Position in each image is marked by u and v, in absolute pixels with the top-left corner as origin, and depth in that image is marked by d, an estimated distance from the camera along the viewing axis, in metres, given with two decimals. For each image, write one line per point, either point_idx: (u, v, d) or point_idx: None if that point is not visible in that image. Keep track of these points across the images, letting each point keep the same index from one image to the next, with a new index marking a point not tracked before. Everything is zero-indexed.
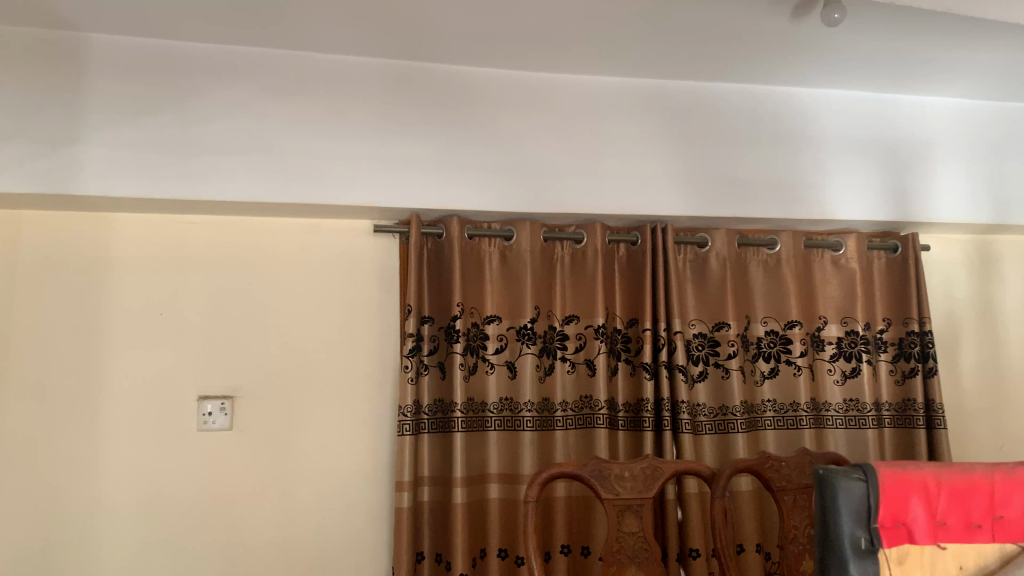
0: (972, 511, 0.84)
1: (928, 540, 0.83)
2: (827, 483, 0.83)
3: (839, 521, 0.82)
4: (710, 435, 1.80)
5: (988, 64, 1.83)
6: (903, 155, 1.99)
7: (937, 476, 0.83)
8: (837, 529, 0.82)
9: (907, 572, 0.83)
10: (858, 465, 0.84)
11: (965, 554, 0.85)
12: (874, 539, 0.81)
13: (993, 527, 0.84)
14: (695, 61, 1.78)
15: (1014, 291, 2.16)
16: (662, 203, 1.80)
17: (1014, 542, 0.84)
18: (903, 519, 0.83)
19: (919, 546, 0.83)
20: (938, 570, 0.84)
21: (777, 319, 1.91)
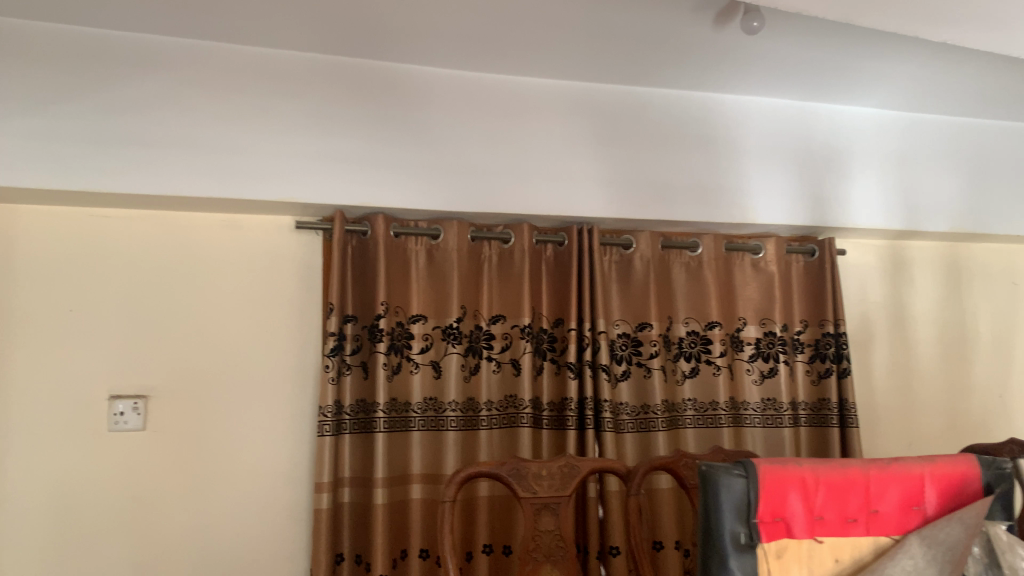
0: (847, 505, 0.84)
1: (805, 535, 0.83)
2: (709, 480, 0.83)
3: (720, 518, 0.82)
4: (632, 433, 1.82)
5: (901, 76, 1.90)
6: (821, 162, 2.05)
7: (814, 471, 0.84)
8: (717, 527, 0.81)
9: (786, 567, 0.81)
10: (739, 462, 0.84)
11: (841, 548, 0.83)
12: (754, 534, 0.81)
13: (867, 521, 0.84)
14: (622, 66, 1.80)
15: (923, 294, 2.25)
16: (589, 204, 1.82)
17: (888, 536, 0.84)
18: (782, 513, 0.82)
19: (797, 540, 0.82)
20: (815, 565, 0.82)
21: (698, 320, 1.95)
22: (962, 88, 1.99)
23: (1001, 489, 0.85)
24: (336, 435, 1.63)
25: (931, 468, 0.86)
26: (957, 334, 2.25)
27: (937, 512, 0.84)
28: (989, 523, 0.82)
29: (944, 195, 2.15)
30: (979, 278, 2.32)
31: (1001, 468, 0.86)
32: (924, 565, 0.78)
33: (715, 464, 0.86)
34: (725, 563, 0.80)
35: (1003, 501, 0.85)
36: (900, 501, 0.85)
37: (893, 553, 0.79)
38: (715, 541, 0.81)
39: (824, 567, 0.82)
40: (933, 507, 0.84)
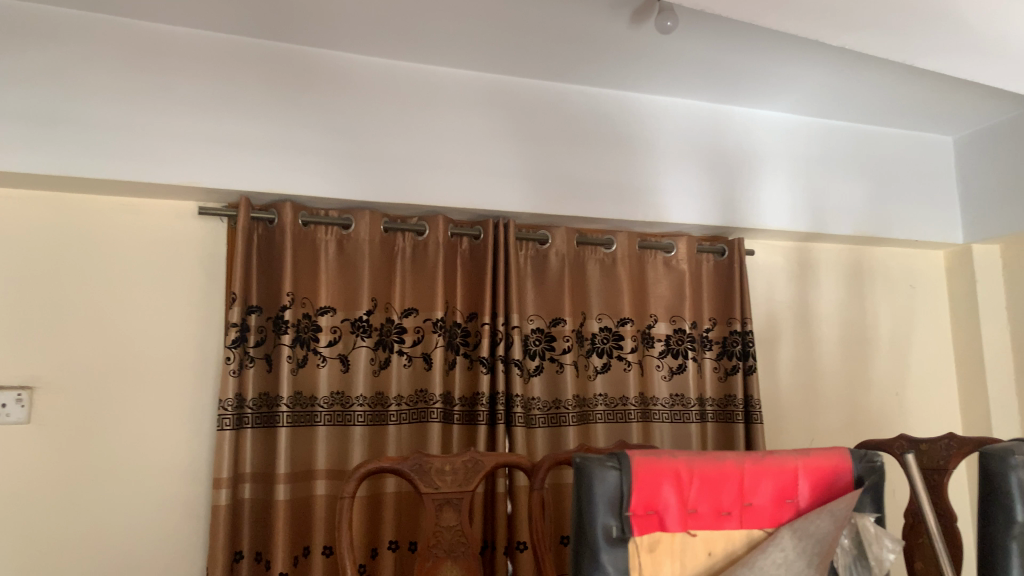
0: (722, 498, 0.80)
1: (679, 528, 0.79)
2: (581, 475, 0.77)
3: (593, 513, 0.76)
4: (542, 428, 1.82)
5: (810, 83, 1.96)
6: (733, 164, 2.09)
7: (688, 463, 0.80)
8: (591, 522, 0.75)
9: (658, 561, 0.77)
10: (614, 454, 0.78)
11: (714, 541, 0.79)
12: (625, 527, 0.76)
13: (741, 514, 0.80)
14: (540, 60, 1.80)
15: (827, 295, 2.33)
16: (504, 198, 1.81)
17: (761, 529, 0.81)
18: (655, 506, 0.78)
19: (671, 533, 0.78)
20: (689, 558, 0.78)
21: (611, 316, 1.96)
22: (867, 96, 2.07)
23: (874, 483, 0.82)
24: (237, 429, 1.57)
25: (805, 460, 0.82)
26: (858, 333, 2.34)
27: (810, 505, 0.81)
28: (857, 514, 0.80)
29: (849, 199, 2.23)
30: (880, 281, 2.41)
31: (873, 461, 0.83)
32: (794, 558, 0.75)
33: (591, 456, 0.80)
34: (596, 559, 0.75)
35: (873, 493, 0.82)
36: (773, 494, 0.81)
37: (764, 546, 0.76)
38: (585, 535, 0.76)
39: (697, 561, 0.78)
40: (806, 500, 0.81)
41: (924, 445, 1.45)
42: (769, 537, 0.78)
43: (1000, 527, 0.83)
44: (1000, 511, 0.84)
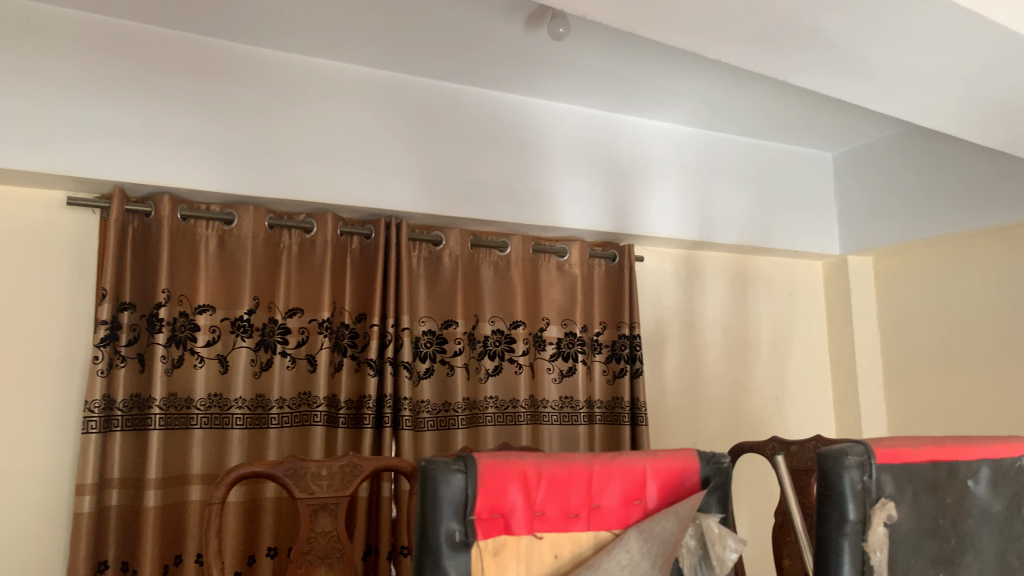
0: (570, 499, 0.73)
1: (524, 531, 0.71)
2: (424, 479, 0.67)
3: (436, 521, 0.66)
4: (431, 431, 1.79)
5: (698, 95, 2.02)
6: (626, 172, 2.14)
7: (537, 464, 0.72)
8: (434, 531, 0.66)
9: (503, 568, 0.69)
10: (460, 455, 0.69)
11: (561, 543, 0.73)
12: (469, 531, 0.68)
13: (588, 516, 0.74)
14: (435, 59, 1.78)
15: (713, 301, 2.40)
16: (396, 198, 1.79)
17: (608, 530, 0.74)
18: (500, 508, 0.70)
19: (516, 536, 0.71)
20: (534, 562, 0.71)
21: (503, 319, 1.95)
22: (753, 110, 2.14)
23: (720, 485, 0.79)
24: (104, 432, 1.48)
25: (654, 461, 0.77)
26: (741, 339, 2.42)
27: (657, 506, 0.76)
28: (701, 514, 0.77)
29: (734, 211, 2.31)
30: (762, 288, 2.51)
31: (720, 462, 0.79)
32: (639, 560, 0.71)
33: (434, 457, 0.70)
34: (437, 565, 0.66)
35: (718, 493, 0.79)
36: (622, 495, 0.75)
37: (610, 546, 0.71)
38: (426, 541, 0.66)
39: (542, 566, 0.71)
40: (653, 501, 0.76)
41: (794, 447, 1.51)
42: (616, 540, 0.72)
43: (833, 528, 0.67)
44: (831, 511, 0.67)
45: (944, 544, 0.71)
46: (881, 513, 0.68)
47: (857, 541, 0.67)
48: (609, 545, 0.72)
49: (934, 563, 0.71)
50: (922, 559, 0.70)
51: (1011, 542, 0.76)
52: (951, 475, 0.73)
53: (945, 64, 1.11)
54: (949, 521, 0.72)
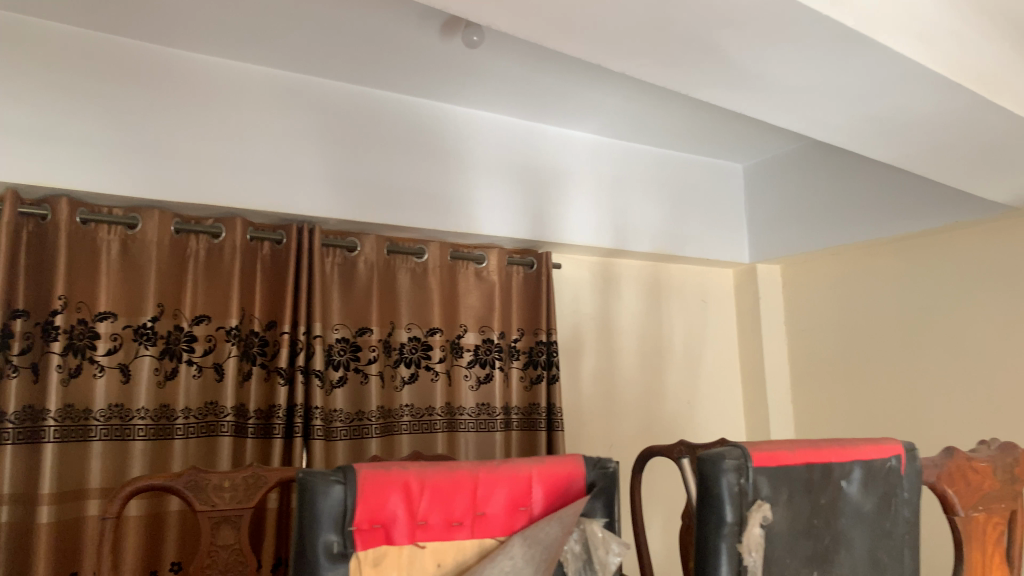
0: (453, 508, 0.73)
1: (406, 540, 0.70)
2: (301, 491, 0.65)
3: (314, 534, 0.65)
4: (343, 440, 1.75)
5: (614, 106, 2.05)
6: (543, 180, 2.16)
7: (420, 473, 0.71)
8: (312, 543, 0.65)
9: None
10: (339, 466, 0.68)
11: (444, 551, 0.72)
12: (347, 543, 0.67)
13: (473, 524, 0.73)
14: (349, 63, 1.76)
15: (629, 308, 2.44)
16: (308, 203, 1.76)
17: (493, 537, 0.74)
18: (380, 518, 0.69)
19: (397, 547, 0.70)
20: (416, 571, 0.70)
21: (420, 326, 1.94)
22: (667, 122, 2.19)
23: (606, 489, 0.80)
24: None
25: (540, 467, 0.77)
26: (655, 345, 2.47)
27: (543, 512, 0.76)
28: (586, 520, 0.78)
29: (648, 219, 2.36)
30: (676, 295, 2.56)
31: (606, 467, 0.80)
32: (523, 565, 0.71)
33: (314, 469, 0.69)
34: None
35: (604, 498, 0.80)
36: (506, 502, 0.75)
37: (493, 554, 0.71)
38: (302, 554, 0.65)
39: (425, 575, 0.70)
40: (539, 506, 0.76)
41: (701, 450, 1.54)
42: (500, 547, 0.72)
43: (711, 529, 0.69)
44: (710, 512, 0.69)
45: (818, 542, 0.75)
46: (757, 514, 0.71)
47: (733, 542, 0.69)
48: (494, 552, 0.72)
49: (808, 561, 0.74)
50: (796, 558, 0.73)
51: (882, 540, 0.80)
52: (825, 476, 0.77)
53: (837, 82, 1.15)
54: (823, 521, 0.76)
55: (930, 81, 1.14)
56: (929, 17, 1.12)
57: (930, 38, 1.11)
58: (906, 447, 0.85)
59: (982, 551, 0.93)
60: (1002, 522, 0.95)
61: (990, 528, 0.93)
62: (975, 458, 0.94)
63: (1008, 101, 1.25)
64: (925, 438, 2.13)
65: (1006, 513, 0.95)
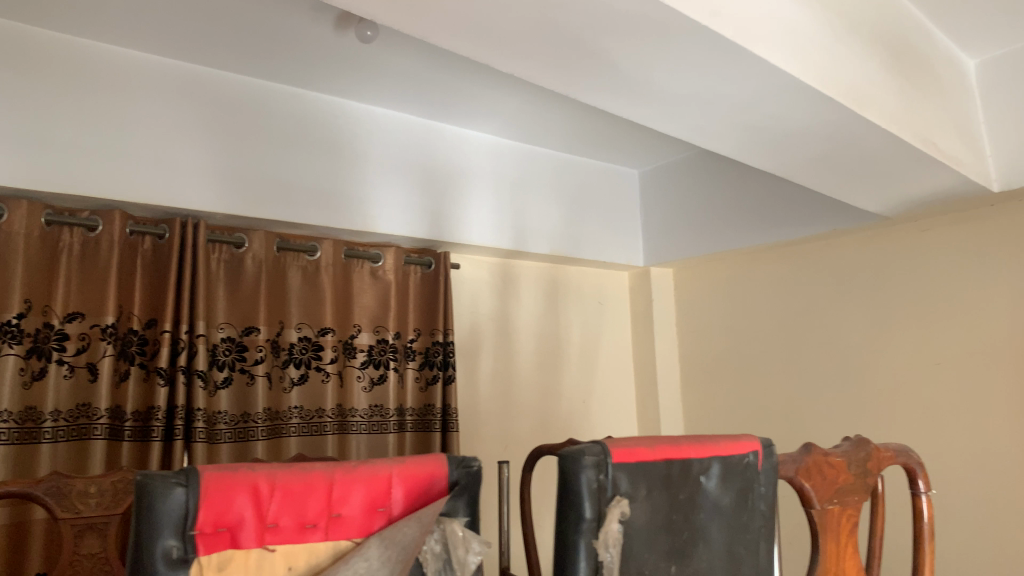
0: (306, 509, 0.69)
1: (253, 544, 0.66)
2: (139, 494, 0.62)
3: (151, 538, 0.61)
4: (228, 443, 1.69)
5: (512, 108, 2.06)
6: (441, 179, 2.15)
7: (270, 475, 0.68)
8: (149, 549, 0.61)
9: None
10: (182, 467, 0.64)
11: (295, 554, 0.68)
12: (189, 548, 0.63)
13: (327, 525, 0.70)
14: (239, 52, 1.70)
15: (526, 309, 2.46)
16: (194, 196, 1.69)
17: (349, 539, 0.71)
18: (226, 521, 0.65)
19: (244, 551, 0.66)
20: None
21: (310, 325, 1.89)
22: (566, 126, 2.22)
23: (469, 487, 0.77)
24: None
25: (400, 467, 0.75)
26: (551, 346, 2.50)
27: (402, 512, 0.73)
28: (446, 520, 0.75)
29: (546, 222, 2.38)
30: (573, 296, 2.60)
31: (470, 466, 0.78)
32: (377, 567, 0.68)
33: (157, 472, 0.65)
34: None
35: (467, 496, 0.77)
36: (364, 504, 0.72)
37: (348, 556, 0.68)
38: (137, 561, 0.60)
39: None
40: (399, 507, 0.73)
41: None
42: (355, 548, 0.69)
43: (570, 525, 0.70)
44: (569, 509, 0.71)
45: (676, 537, 0.77)
46: (615, 510, 0.72)
47: (590, 538, 0.70)
48: (347, 556, 0.68)
49: (666, 556, 0.76)
50: (654, 553, 0.76)
51: (739, 533, 0.83)
52: (684, 471, 0.80)
53: (719, 90, 1.19)
54: (682, 516, 0.78)
55: (805, 93, 1.19)
56: (803, 33, 1.17)
57: (804, 54, 1.17)
58: (764, 444, 0.88)
59: (836, 541, 0.97)
60: (855, 514, 1.00)
61: (844, 520, 0.98)
62: (831, 453, 0.98)
63: (875, 116, 1.32)
64: (803, 435, 2.23)
65: (859, 505, 1.00)
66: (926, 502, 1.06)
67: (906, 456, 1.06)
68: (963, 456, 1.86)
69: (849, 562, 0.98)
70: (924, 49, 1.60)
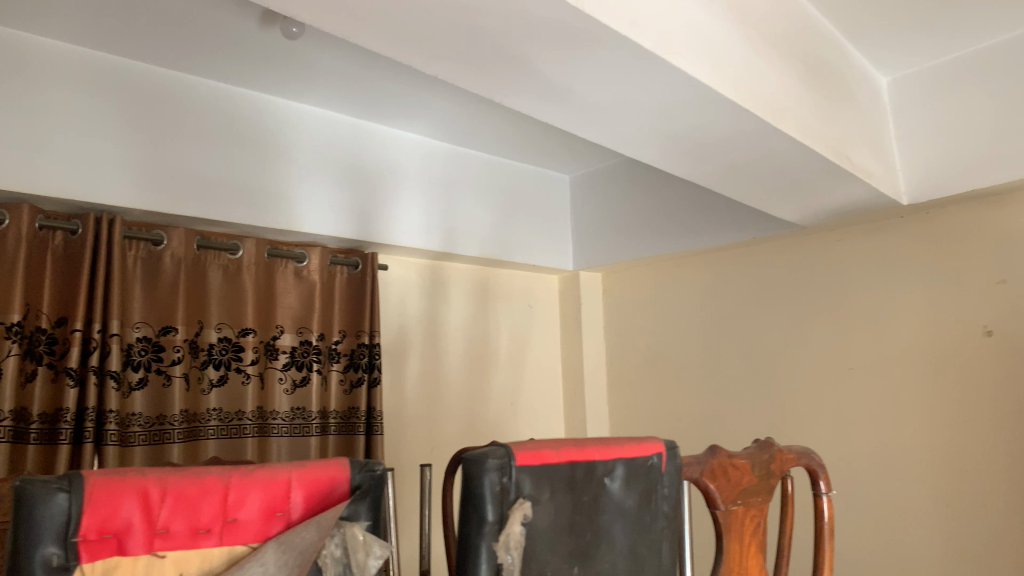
0: (200, 514, 0.66)
1: (142, 550, 0.63)
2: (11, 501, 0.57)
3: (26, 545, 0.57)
4: (142, 446, 1.64)
5: (442, 109, 2.06)
6: (369, 178, 2.13)
7: (160, 479, 0.64)
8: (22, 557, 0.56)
9: None
10: (64, 472, 0.60)
11: (187, 561, 0.65)
12: (70, 555, 0.59)
13: (222, 530, 0.67)
14: (159, 44, 1.66)
15: (455, 310, 2.45)
16: (110, 190, 1.63)
17: (245, 544, 0.68)
18: (111, 528, 0.61)
19: (131, 557, 0.62)
20: None
21: (231, 326, 1.85)
22: (496, 129, 2.23)
23: (372, 491, 0.75)
24: None
25: (300, 470, 0.72)
26: (480, 348, 2.50)
27: (303, 517, 0.71)
28: (347, 523, 0.71)
29: (477, 225, 2.39)
30: (503, 299, 2.61)
31: (373, 470, 0.75)
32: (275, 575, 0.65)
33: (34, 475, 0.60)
34: None
35: (369, 500, 0.74)
36: (261, 508, 0.69)
37: (243, 562, 0.65)
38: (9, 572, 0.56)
39: None
40: (298, 512, 0.71)
41: None
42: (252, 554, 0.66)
43: (472, 528, 0.70)
44: (471, 513, 0.71)
45: (580, 538, 0.79)
46: (518, 512, 0.73)
47: (492, 541, 0.71)
48: (243, 561, 0.66)
49: (569, 558, 0.77)
50: (557, 555, 0.77)
51: (641, 534, 0.85)
52: (588, 474, 0.81)
53: (641, 99, 1.21)
54: (585, 518, 0.80)
55: (723, 105, 1.23)
56: (721, 46, 1.20)
57: (723, 66, 1.20)
58: (668, 445, 0.90)
59: (740, 541, 1.00)
60: (758, 514, 1.03)
61: (748, 520, 1.01)
62: (735, 456, 1.01)
63: (790, 128, 1.36)
64: (722, 438, 2.29)
65: (762, 505, 1.03)
66: (826, 502, 1.10)
67: (808, 458, 1.10)
68: (871, 457, 1.94)
69: (752, 561, 1.01)
70: (839, 65, 1.66)
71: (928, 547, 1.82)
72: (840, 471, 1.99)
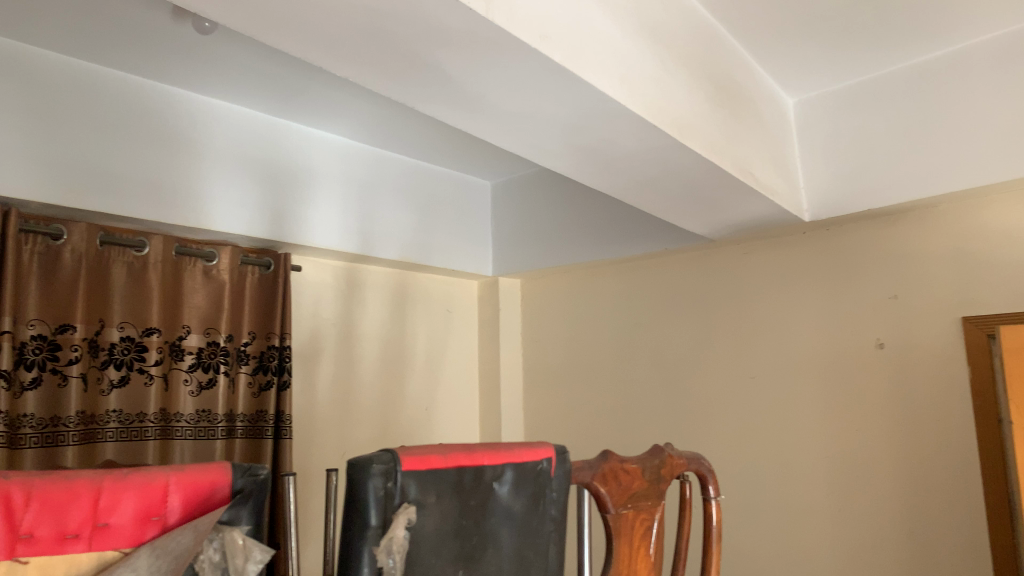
0: (67, 519, 0.61)
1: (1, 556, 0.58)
2: None
3: None
4: (34, 449, 1.57)
5: (360, 111, 2.05)
6: (285, 177, 2.10)
7: (25, 482, 0.60)
8: None
9: None
10: None
11: (52, 568, 0.60)
12: None
13: (91, 535, 0.62)
14: (64, 32, 1.59)
15: (371, 314, 2.43)
16: (6, 180, 1.55)
17: (116, 549, 0.63)
18: None
19: None
20: None
21: (135, 325, 1.80)
22: (416, 133, 2.23)
23: (254, 495, 0.72)
24: None
25: (178, 474, 0.68)
26: (395, 352, 2.49)
27: (179, 521, 0.67)
28: (227, 528, 0.69)
29: (396, 228, 2.38)
30: (420, 303, 2.60)
31: (257, 474, 0.72)
32: None
33: None
34: None
35: (252, 504, 0.72)
36: (135, 512, 0.64)
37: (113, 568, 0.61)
38: None
39: None
40: (175, 516, 0.67)
41: None
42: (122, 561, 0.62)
43: (355, 532, 0.71)
44: (353, 518, 0.71)
45: (465, 542, 0.80)
46: (402, 517, 0.74)
47: (374, 544, 0.71)
48: (113, 565, 0.62)
49: (454, 561, 0.79)
50: (442, 558, 0.78)
51: (528, 538, 0.86)
52: (476, 479, 0.82)
53: (552, 111, 1.23)
54: (472, 522, 0.81)
55: (631, 120, 1.26)
56: (630, 63, 1.24)
57: (631, 82, 1.23)
58: (558, 450, 0.92)
59: (630, 544, 1.02)
60: (650, 518, 1.05)
61: (638, 523, 1.03)
62: (627, 461, 1.04)
63: (696, 145, 1.41)
64: (632, 443, 2.33)
65: (653, 510, 1.05)
66: (714, 506, 1.15)
67: (698, 464, 1.14)
68: (769, 463, 2.02)
69: (641, 564, 1.04)
70: (746, 85, 1.72)
71: (820, 550, 1.90)
72: (740, 477, 2.07)
